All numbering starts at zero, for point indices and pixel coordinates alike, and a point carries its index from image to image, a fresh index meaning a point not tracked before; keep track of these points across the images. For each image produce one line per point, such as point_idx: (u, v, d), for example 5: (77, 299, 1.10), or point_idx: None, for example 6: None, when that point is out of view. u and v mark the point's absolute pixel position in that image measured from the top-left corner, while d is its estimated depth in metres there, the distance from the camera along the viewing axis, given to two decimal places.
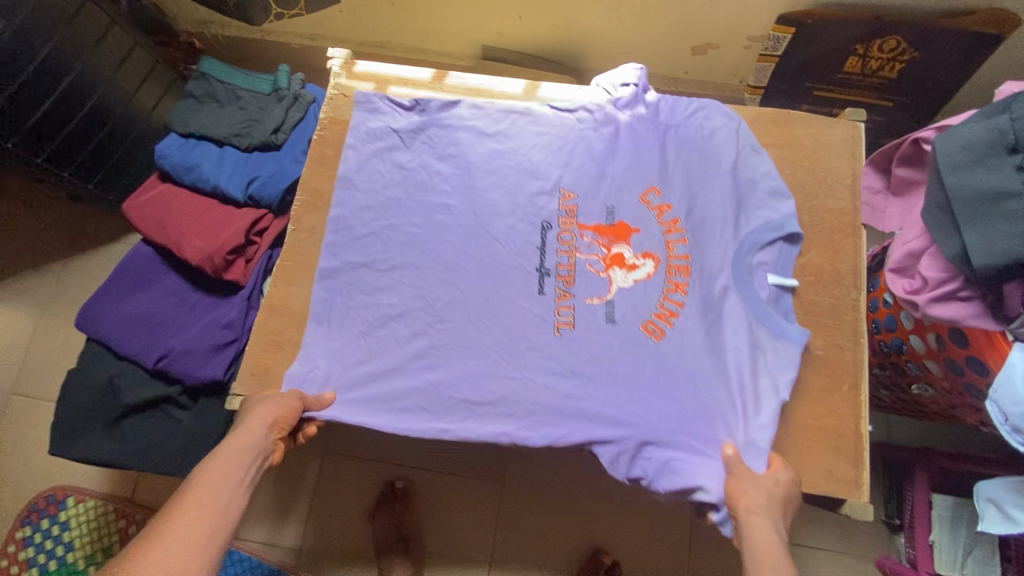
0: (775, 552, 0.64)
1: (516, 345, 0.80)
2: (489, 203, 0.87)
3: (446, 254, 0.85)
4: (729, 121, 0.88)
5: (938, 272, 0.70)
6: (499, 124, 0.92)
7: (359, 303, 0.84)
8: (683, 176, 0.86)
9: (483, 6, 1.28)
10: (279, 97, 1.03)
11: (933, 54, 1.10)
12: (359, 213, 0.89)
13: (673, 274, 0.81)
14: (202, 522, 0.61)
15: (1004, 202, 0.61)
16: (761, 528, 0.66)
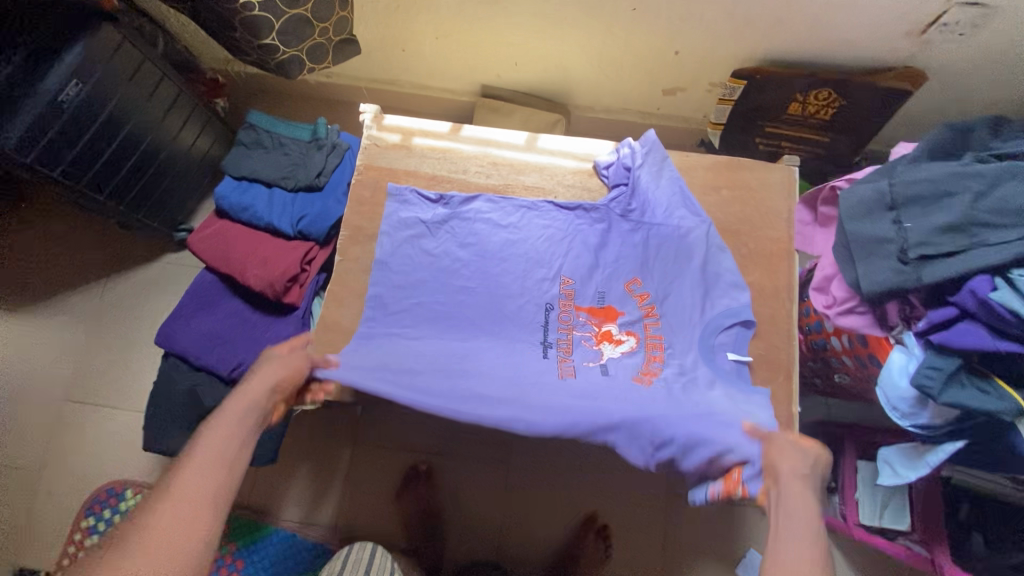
0: (812, 518, 0.77)
1: (529, 372, 0.93)
2: (503, 287, 1.07)
3: (466, 324, 1.03)
4: (700, 224, 1.09)
5: (842, 292, 0.94)
6: (510, 217, 1.13)
7: (389, 345, 0.99)
8: (661, 269, 1.07)
9: (485, 55, 1.48)
10: (320, 145, 1.21)
11: (859, 102, 1.34)
12: (393, 291, 1.07)
13: (652, 350, 1.00)
14: (214, 458, 0.74)
15: (883, 245, 0.85)
16: (790, 494, 0.79)
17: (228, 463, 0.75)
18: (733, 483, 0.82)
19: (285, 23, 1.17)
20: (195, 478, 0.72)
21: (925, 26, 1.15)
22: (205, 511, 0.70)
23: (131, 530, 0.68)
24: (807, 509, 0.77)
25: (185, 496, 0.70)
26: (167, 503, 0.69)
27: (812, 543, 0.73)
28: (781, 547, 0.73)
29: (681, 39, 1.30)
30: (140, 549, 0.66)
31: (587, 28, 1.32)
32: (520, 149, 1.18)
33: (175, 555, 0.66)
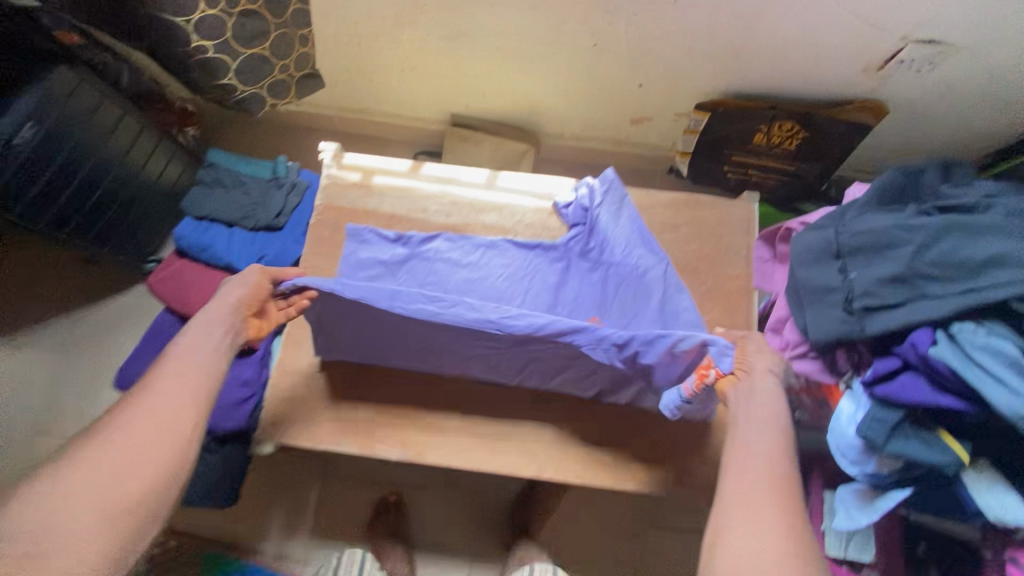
0: (774, 405, 0.80)
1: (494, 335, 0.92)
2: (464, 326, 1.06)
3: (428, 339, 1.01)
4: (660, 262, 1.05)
5: (794, 337, 0.94)
6: (470, 255, 1.12)
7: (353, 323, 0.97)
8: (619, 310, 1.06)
9: (452, 86, 1.48)
10: (279, 184, 1.22)
11: (820, 134, 1.35)
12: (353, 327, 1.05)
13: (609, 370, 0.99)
14: (184, 380, 0.79)
15: (830, 294, 0.85)
16: (755, 390, 0.82)
17: (199, 383, 0.80)
18: (701, 374, 0.83)
19: (243, 62, 1.18)
20: (165, 402, 0.77)
21: (881, 62, 1.16)
22: (178, 430, 0.77)
23: (102, 439, 0.74)
24: (773, 400, 0.81)
25: (152, 417, 0.76)
26: (137, 422, 0.75)
27: (771, 441, 0.78)
28: (742, 450, 0.78)
29: (644, 72, 1.31)
30: (111, 461, 0.72)
31: (550, 62, 1.32)
32: (480, 189, 1.18)
33: (144, 467, 0.73)
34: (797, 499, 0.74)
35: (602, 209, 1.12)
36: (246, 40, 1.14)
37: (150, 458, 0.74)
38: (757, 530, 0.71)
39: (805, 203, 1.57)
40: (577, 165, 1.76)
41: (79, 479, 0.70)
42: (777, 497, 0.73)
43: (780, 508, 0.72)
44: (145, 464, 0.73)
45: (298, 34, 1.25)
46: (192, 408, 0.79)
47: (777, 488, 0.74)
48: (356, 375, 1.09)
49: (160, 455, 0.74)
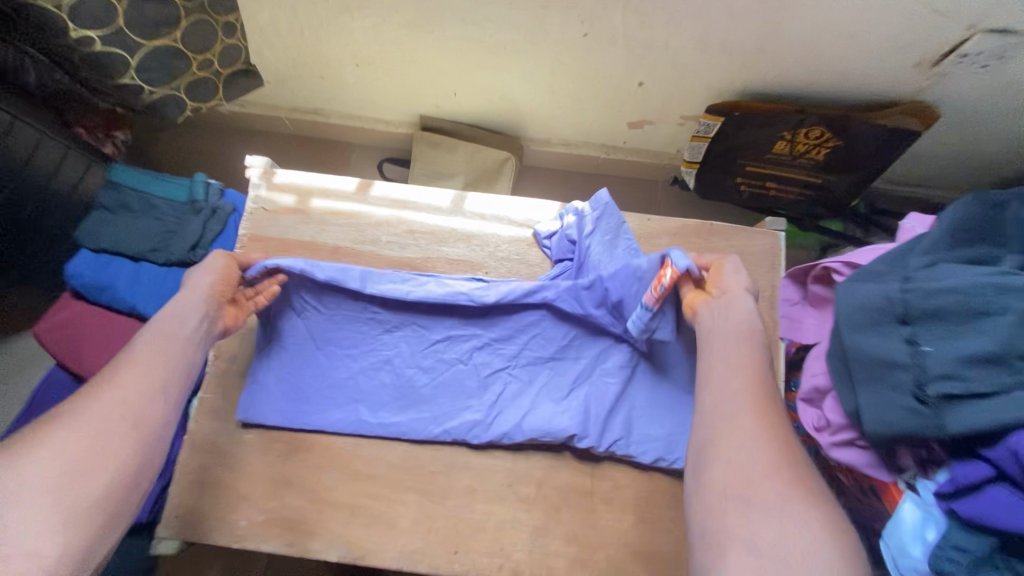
0: (743, 333, 0.69)
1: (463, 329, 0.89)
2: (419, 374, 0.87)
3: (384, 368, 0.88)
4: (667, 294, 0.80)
5: (838, 418, 0.72)
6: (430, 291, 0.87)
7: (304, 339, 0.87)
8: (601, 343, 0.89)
9: (418, 83, 1.25)
10: (197, 209, 1.00)
11: (855, 142, 1.13)
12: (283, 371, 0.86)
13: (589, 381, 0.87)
14: (158, 365, 0.64)
15: (892, 372, 0.64)
16: (731, 318, 0.71)
17: (173, 363, 0.66)
18: (660, 280, 0.76)
19: (144, 58, 0.97)
20: (132, 387, 0.61)
21: (938, 57, 0.94)
22: (151, 422, 0.61)
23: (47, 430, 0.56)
24: (750, 322, 0.71)
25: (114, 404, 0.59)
26: (98, 410, 0.59)
27: (753, 361, 0.66)
28: (724, 376, 0.65)
29: (644, 68, 1.08)
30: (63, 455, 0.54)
31: (532, 55, 1.09)
32: (443, 214, 0.96)
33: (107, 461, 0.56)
34: (785, 419, 0.61)
35: (597, 231, 0.91)
36: (141, 32, 0.93)
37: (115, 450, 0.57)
38: (751, 461, 0.57)
39: (829, 221, 1.38)
40: (568, 173, 1.53)
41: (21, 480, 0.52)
42: (768, 417, 0.60)
43: (772, 432, 0.59)
44: (109, 456, 0.56)
45: (219, 23, 1.03)
46: (167, 397, 0.63)
47: (764, 405, 0.61)
48: (285, 453, 0.85)
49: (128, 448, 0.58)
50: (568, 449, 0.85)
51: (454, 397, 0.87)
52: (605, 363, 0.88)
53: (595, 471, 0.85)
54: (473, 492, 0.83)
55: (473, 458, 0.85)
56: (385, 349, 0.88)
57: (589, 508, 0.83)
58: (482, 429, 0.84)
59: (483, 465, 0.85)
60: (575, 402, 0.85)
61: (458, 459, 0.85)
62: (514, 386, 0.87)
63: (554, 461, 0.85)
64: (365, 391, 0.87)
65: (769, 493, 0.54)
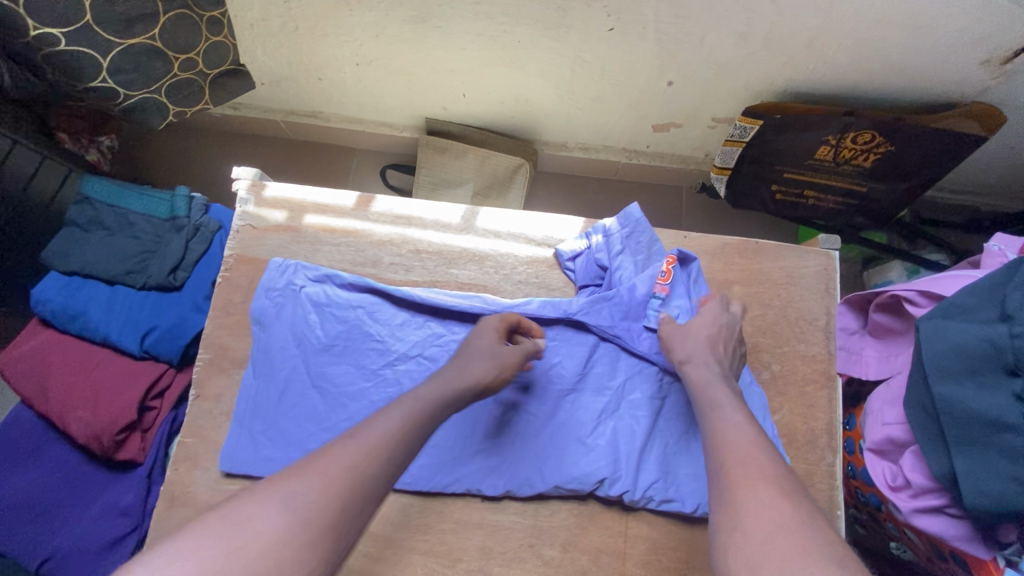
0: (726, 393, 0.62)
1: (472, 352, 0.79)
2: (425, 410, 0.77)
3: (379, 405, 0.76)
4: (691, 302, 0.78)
5: (922, 479, 0.61)
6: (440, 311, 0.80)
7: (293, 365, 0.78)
8: (629, 368, 0.79)
9: (423, 83, 1.14)
10: (177, 226, 0.90)
11: (909, 149, 1.01)
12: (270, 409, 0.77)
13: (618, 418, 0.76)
14: (388, 455, 0.50)
15: (1001, 433, 0.53)
16: (712, 376, 0.65)
17: (402, 460, 0.51)
18: (666, 269, 0.79)
19: (117, 57, 0.87)
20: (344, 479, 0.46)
21: (1011, 53, 0.83)
22: (341, 543, 0.45)
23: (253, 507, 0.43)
24: (724, 380, 0.65)
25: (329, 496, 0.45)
26: (307, 497, 0.45)
27: (742, 421, 0.58)
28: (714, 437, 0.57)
29: (676, 66, 0.97)
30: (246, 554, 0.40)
31: (551, 51, 0.98)
32: (452, 232, 0.85)
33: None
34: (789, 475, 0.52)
35: (627, 251, 0.82)
36: (113, 28, 0.83)
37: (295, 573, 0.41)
38: (748, 532, 0.46)
39: (873, 232, 1.26)
40: (585, 179, 1.42)
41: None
42: (759, 477, 0.51)
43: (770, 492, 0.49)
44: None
45: (204, 19, 0.91)
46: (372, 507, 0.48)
47: (759, 463, 0.52)
48: None
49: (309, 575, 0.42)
50: (596, 504, 0.75)
51: (467, 439, 0.76)
52: (634, 396, 0.77)
53: (627, 530, 0.74)
54: (488, 555, 0.72)
55: (487, 514, 0.74)
56: (387, 386, 0.77)
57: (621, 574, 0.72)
58: (498, 476, 0.74)
59: (499, 522, 0.74)
60: (601, 441, 0.75)
61: (470, 515, 0.74)
62: (533, 424, 0.77)
63: (580, 518, 0.74)
64: None
65: (776, 570, 0.42)
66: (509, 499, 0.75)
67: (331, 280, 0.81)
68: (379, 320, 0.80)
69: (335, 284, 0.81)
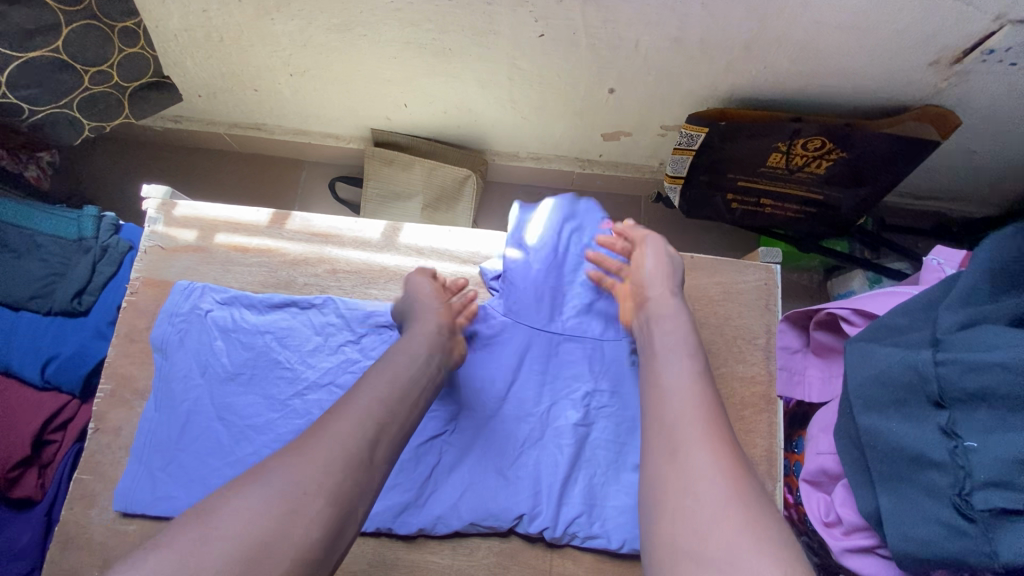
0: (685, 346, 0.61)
1: None
2: None
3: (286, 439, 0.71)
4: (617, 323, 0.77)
5: (853, 516, 0.56)
6: (355, 336, 0.76)
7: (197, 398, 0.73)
8: (553, 393, 0.74)
9: (362, 93, 1.09)
10: (86, 248, 0.85)
11: (862, 155, 0.97)
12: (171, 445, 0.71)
13: (541, 447, 0.72)
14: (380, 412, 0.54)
15: (925, 471, 0.48)
16: (669, 321, 0.64)
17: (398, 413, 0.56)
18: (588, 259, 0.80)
19: (15, 71, 0.86)
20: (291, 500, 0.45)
21: (960, 53, 0.78)
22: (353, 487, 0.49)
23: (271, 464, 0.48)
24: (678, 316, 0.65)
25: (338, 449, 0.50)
26: (319, 451, 0.49)
27: (690, 375, 0.57)
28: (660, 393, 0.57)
29: (616, 73, 0.93)
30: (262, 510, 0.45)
31: (486, 59, 0.93)
32: (372, 249, 0.80)
33: (311, 521, 0.45)
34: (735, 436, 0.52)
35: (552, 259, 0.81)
36: (9, 40, 0.82)
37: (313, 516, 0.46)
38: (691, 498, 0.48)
39: (834, 241, 1.22)
40: (542, 190, 1.37)
41: (226, 522, 0.44)
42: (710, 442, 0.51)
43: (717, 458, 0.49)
44: (305, 519, 0.45)
45: (115, 30, 0.89)
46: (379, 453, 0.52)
47: (709, 422, 0.52)
48: None
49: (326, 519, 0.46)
50: (519, 541, 0.69)
51: None
52: (557, 424, 0.73)
53: (551, 569, 0.68)
54: None
55: (402, 553, 0.69)
56: (295, 417, 0.72)
57: None
58: (412, 514, 0.69)
59: (415, 562, 0.69)
60: (522, 473, 0.70)
61: (383, 555, 0.69)
62: (452, 455, 0.71)
63: (501, 557, 0.69)
64: None
65: (722, 535, 0.44)
66: (425, 537, 0.70)
67: (240, 303, 0.77)
68: (290, 346, 0.75)
69: (244, 307, 0.77)
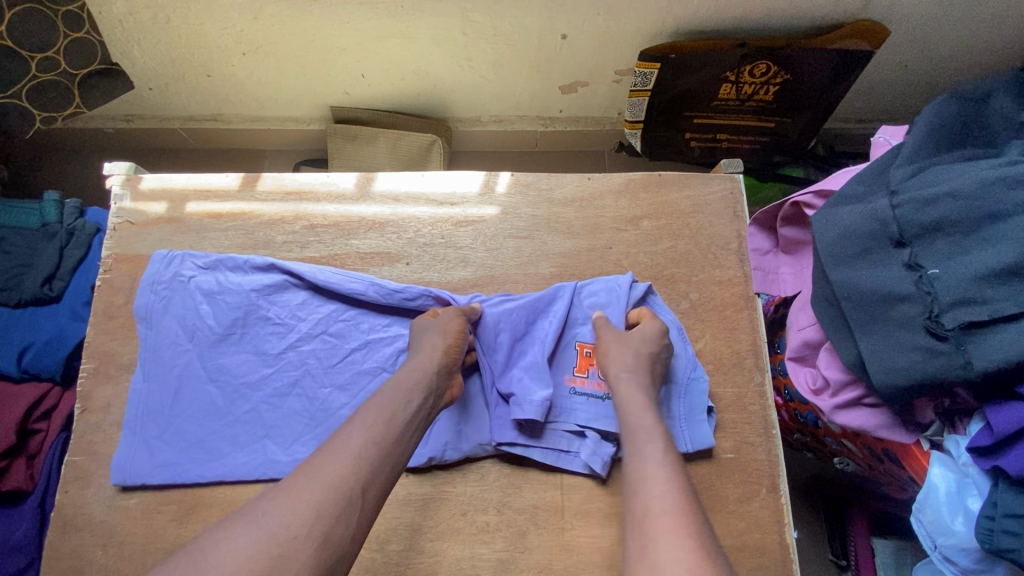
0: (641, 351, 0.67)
1: (372, 327, 0.75)
2: (331, 394, 0.72)
3: (288, 395, 0.72)
4: (591, 245, 0.80)
5: (838, 374, 0.60)
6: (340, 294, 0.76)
7: (190, 365, 0.72)
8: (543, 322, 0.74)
9: (318, 68, 1.08)
10: (50, 235, 0.83)
11: (805, 75, 1.02)
12: (166, 411, 0.70)
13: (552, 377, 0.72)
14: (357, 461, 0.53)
15: (898, 306, 0.52)
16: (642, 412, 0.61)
17: (366, 471, 0.52)
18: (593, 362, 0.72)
19: None
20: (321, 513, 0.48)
21: None
22: (340, 538, 0.48)
23: (221, 534, 0.46)
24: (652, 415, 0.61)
25: (303, 519, 0.47)
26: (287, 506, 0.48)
27: (668, 464, 0.55)
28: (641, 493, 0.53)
29: (566, 16, 0.95)
30: (236, 559, 0.44)
31: (438, 15, 0.95)
32: (347, 201, 0.81)
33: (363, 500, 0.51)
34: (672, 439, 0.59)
35: (573, 376, 0.72)
36: None
37: (300, 566, 0.45)
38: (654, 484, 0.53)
39: (790, 167, 1.24)
40: (508, 153, 1.39)
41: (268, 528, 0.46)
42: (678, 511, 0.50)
43: (684, 532, 0.48)
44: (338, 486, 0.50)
45: (57, 13, 0.88)
46: (361, 522, 0.50)
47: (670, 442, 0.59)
48: (179, 516, 0.68)
49: (318, 565, 0.46)
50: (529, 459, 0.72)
51: None
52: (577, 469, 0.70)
53: (563, 481, 0.70)
54: (419, 531, 0.68)
55: (415, 489, 0.70)
56: (290, 368, 0.73)
57: (561, 529, 0.68)
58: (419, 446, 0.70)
59: (428, 495, 0.70)
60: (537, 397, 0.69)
61: (396, 493, 0.70)
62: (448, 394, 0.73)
63: (513, 477, 0.71)
64: (271, 423, 0.71)
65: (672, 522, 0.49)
66: (436, 467, 0.71)
67: (221, 267, 0.75)
68: (277, 302, 0.75)
69: (228, 270, 0.75)
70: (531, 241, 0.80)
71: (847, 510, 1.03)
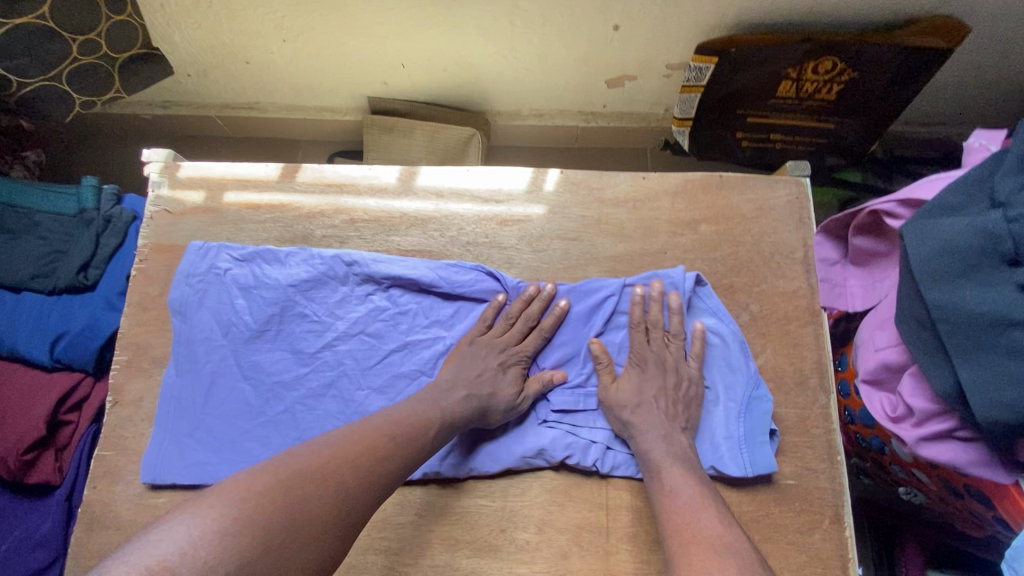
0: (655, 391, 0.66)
1: (410, 326, 0.72)
2: (367, 396, 0.69)
3: (323, 396, 0.69)
4: (644, 249, 0.75)
5: (925, 403, 0.54)
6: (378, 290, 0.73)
7: (224, 362, 0.69)
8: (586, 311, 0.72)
9: (358, 57, 1.05)
10: (85, 222, 0.81)
11: (873, 72, 0.95)
12: (198, 408, 0.68)
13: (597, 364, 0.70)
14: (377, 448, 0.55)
15: (1007, 332, 0.46)
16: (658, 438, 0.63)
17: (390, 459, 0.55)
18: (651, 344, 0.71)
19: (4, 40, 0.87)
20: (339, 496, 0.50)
21: None
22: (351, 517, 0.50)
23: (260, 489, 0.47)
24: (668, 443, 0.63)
25: (332, 499, 0.49)
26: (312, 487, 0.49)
27: (691, 486, 0.59)
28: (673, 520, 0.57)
29: (619, 6, 0.90)
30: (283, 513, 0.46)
31: (485, 3, 0.90)
32: (389, 195, 0.77)
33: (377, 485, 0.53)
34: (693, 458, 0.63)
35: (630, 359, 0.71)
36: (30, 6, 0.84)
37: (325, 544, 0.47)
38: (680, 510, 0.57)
39: (846, 171, 1.17)
40: (545, 149, 1.35)
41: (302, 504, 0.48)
42: (696, 514, 0.56)
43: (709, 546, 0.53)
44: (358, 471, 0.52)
45: None
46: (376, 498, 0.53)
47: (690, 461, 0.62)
48: None
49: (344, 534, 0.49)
50: (571, 475, 0.67)
51: None
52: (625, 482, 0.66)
53: (609, 501, 0.66)
54: (455, 546, 0.64)
55: (452, 500, 0.66)
56: (327, 369, 0.70)
57: (606, 552, 0.64)
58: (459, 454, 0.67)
59: (466, 508, 0.66)
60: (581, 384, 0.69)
61: (432, 504, 0.66)
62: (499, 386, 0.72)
63: (555, 494, 0.67)
64: (304, 425, 0.68)
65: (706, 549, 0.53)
66: (474, 479, 0.67)
67: (257, 260, 0.73)
68: (315, 298, 0.72)
69: (264, 263, 0.72)
70: (580, 243, 0.75)
71: (900, 538, 0.96)
